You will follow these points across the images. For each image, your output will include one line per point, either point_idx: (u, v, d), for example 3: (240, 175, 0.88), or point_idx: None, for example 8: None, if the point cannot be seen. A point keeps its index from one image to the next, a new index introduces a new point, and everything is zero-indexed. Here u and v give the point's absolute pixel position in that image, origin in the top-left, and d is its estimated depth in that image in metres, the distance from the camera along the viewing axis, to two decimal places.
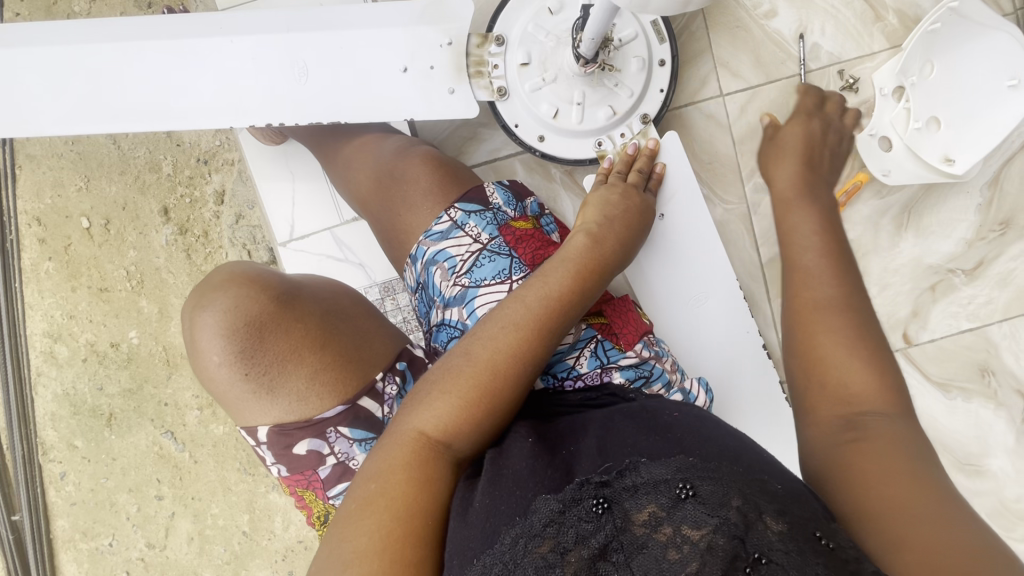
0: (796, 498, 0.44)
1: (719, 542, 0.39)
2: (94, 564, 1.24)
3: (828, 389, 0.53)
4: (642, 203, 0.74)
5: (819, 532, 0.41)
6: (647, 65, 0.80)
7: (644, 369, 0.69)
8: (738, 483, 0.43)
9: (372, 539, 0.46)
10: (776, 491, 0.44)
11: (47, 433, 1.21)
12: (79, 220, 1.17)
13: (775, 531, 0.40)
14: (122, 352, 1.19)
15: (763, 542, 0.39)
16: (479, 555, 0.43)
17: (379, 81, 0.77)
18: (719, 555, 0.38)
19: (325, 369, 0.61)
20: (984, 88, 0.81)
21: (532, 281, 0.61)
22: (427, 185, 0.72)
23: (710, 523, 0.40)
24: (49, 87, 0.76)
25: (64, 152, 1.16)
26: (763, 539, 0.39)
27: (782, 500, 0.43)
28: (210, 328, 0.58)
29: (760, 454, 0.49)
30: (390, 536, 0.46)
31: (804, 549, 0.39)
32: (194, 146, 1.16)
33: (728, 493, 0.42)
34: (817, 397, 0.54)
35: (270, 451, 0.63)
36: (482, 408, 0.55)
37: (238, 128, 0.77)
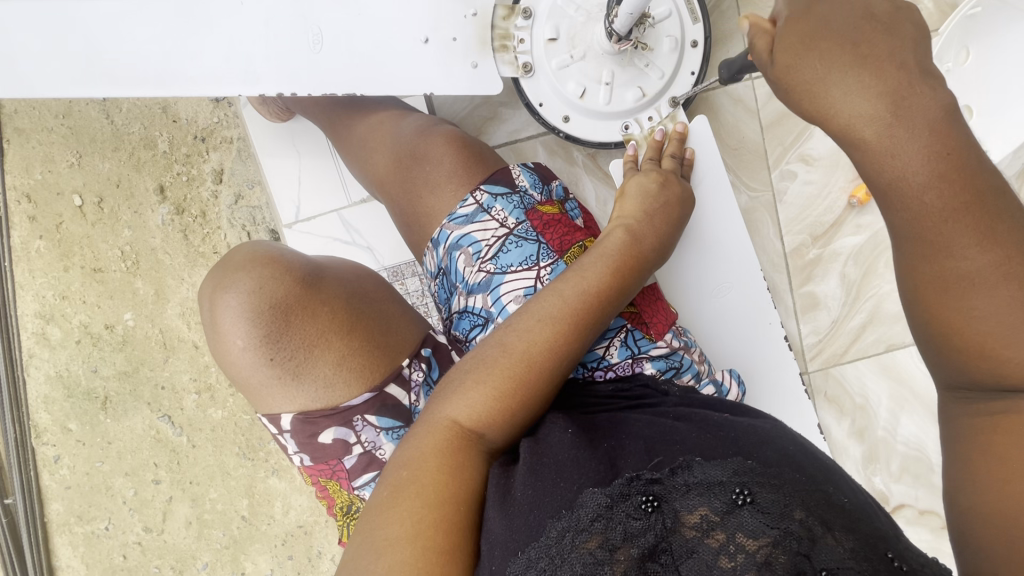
0: (863, 514, 0.44)
1: (778, 556, 0.39)
2: (89, 548, 1.21)
3: (973, 358, 0.41)
4: (680, 192, 0.71)
5: (892, 554, 0.40)
6: (679, 46, 0.77)
7: (675, 359, 0.68)
8: (802, 493, 0.43)
9: (404, 526, 0.45)
10: (843, 505, 0.43)
11: (40, 416, 1.18)
12: (71, 197, 1.12)
13: (845, 548, 0.40)
14: (117, 335, 1.16)
15: (830, 558, 0.39)
16: (523, 549, 0.43)
17: (399, 51, 0.73)
18: (777, 567, 0.38)
19: (352, 355, 0.58)
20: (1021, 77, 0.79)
21: (569, 273, 0.59)
22: (449, 167, 0.69)
23: (769, 535, 0.40)
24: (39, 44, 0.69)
25: (54, 126, 1.10)
26: (828, 552, 0.39)
27: (849, 514, 0.43)
28: (232, 309, 0.56)
29: (824, 463, 0.48)
30: (424, 523, 0.45)
31: (877, 567, 0.39)
32: (192, 122, 1.11)
33: (790, 504, 0.42)
34: (952, 359, 0.42)
35: (293, 440, 0.60)
36: (516, 400, 0.53)
37: (246, 96, 0.73)
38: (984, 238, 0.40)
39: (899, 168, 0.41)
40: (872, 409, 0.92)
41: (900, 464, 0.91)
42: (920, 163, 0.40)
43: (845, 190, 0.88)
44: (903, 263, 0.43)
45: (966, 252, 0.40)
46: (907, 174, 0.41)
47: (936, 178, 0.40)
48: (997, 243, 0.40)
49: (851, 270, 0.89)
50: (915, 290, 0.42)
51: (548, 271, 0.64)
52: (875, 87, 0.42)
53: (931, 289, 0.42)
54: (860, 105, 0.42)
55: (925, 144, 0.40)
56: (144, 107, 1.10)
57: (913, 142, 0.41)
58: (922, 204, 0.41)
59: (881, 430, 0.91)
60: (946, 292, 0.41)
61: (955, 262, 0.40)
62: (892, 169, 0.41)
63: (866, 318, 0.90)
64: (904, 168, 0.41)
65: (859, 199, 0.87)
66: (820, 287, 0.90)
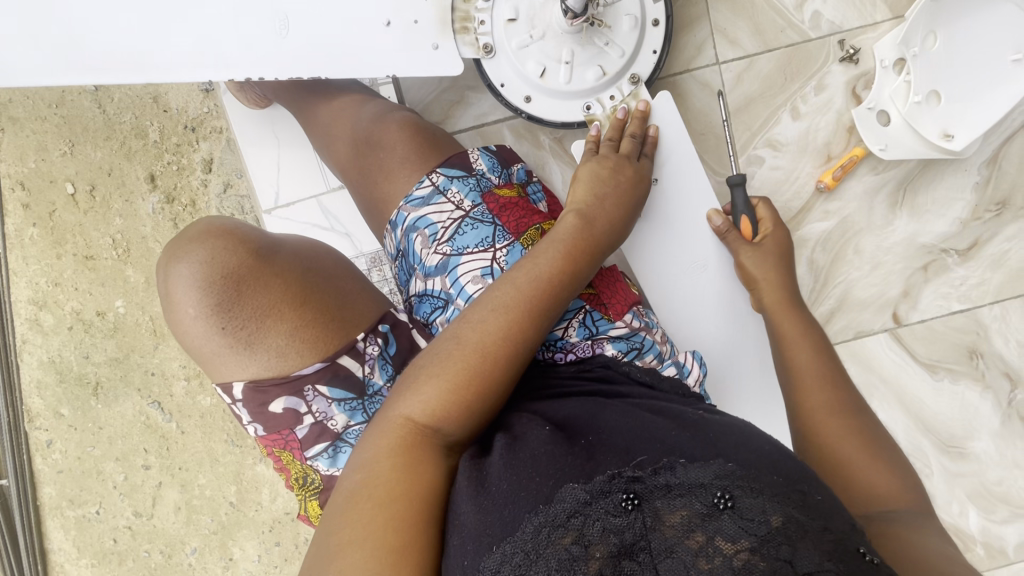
0: (837, 510, 0.45)
1: (757, 561, 0.40)
2: (81, 532, 1.24)
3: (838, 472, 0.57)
4: (635, 174, 0.72)
5: (864, 548, 0.43)
6: (639, 24, 0.77)
7: (636, 341, 0.68)
8: (781, 497, 0.44)
9: (358, 526, 0.46)
10: (817, 502, 0.45)
11: (33, 401, 1.20)
12: (64, 185, 1.14)
13: (822, 552, 0.41)
14: (108, 322, 1.18)
15: (810, 561, 0.40)
16: (499, 543, 0.44)
17: (361, 34, 0.74)
18: (755, 571, 0.40)
19: (305, 326, 0.59)
20: (987, 60, 0.78)
21: (524, 261, 0.59)
22: (405, 151, 0.70)
23: (746, 541, 0.41)
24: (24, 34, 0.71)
25: (47, 115, 1.12)
26: (807, 557, 0.40)
27: (824, 515, 0.44)
28: (184, 280, 0.57)
29: (793, 459, 0.49)
30: (377, 521, 0.46)
31: (853, 568, 0.41)
32: (182, 112, 1.12)
33: (768, 509, 0.42)
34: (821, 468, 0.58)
35: (245, 409, 0.61)
36: (470, 393, 0.54)
37: (218, 82, 0.74)
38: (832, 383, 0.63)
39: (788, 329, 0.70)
40: None
41: None
42: (798, 330, 0.69)
43: (813, 175, 0.88)
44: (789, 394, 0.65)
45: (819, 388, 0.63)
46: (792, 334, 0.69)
47: (805, 340, 0.68)
48: (837, 386, 0.63)
49: (820, 256, 0.90)
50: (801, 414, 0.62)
51: (503, 252, 0.65)
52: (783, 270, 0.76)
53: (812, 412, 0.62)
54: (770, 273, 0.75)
55: (796, 318, 0.71)
56: (134, 97, 1.12)
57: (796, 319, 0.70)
58: (800, 347, 0.67)
59: None
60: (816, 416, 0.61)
61: (814, 391, 0.63)
62: (784, 327, 0.70)
63: (836, 304, 0.90)
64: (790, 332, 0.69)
65: (827, 184, 0.86)
66: None
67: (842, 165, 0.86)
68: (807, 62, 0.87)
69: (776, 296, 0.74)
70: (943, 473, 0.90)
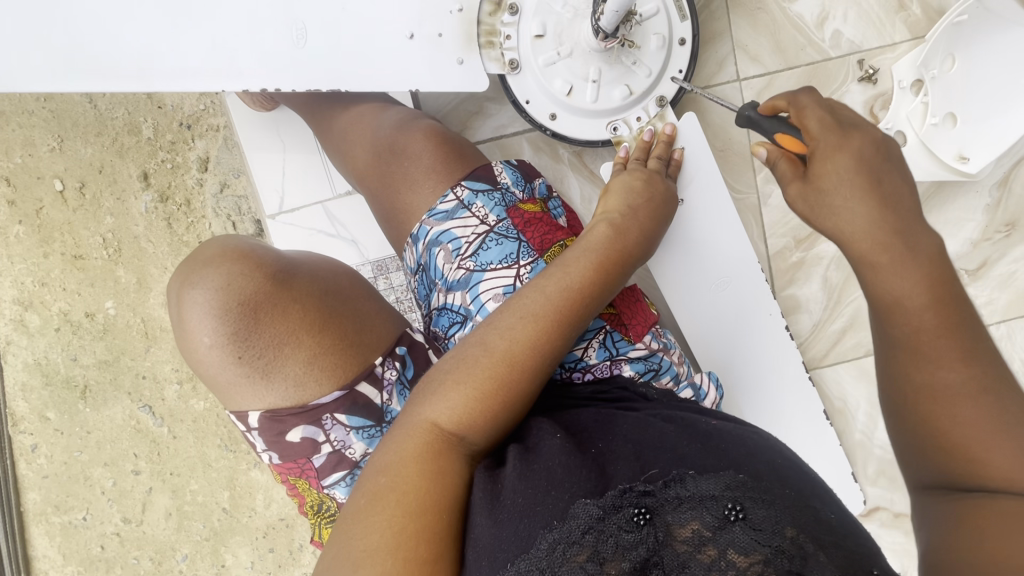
0: (850, 531, 0.41)
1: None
2: (67, 539, 1.19)
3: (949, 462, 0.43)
4: (666, 189, 0.71)
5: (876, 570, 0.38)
6: (667, 44, 0.77)
7: (653, 362, 0.66)
8: (793, 509, 0.41)
9: (383, 536, 0.42)
10: (831, 522, 0.41)
11: (18, 404, 1.16)
12: (52, 182, 1.09)
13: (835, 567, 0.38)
14: (98, 323, 1.13)
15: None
16: (513, 560, 0.40)
17: (383, 46, 0.72)
18: None
19: (323, 354, 0.55)
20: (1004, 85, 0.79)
21: (553, 269, 0.57)
22: (429, 163, 0.68)
23: (760, 553, 0.38)
24: (19, 35, 0.67)
25: (35, 109, 1.08)
26: (819, 571, 0.37)
27: (837, 532, 0.40)
28: (199, 306, 0.53)
29: (804, 472, 0.45)
30: (405, 532, 0.42)
31: None
32: (177, 109, 1.08)
33: (782, 520, 0.40)
34: (941, 473, 0.44)
35: (261, 438, 0.57)
36: (499, 401, 0.50)
37: (230, 92, 0.71)
38: (967, 356, 0.44)
39: (898, 288, 0.47)
40: (851, 412, 0.93)
41: (877, 467, 0.93)
42: (918, 289, 0.46)
43: None
44: (893, 370, 0.47)
45: (951, 367, 0.44)
46: (909, 295, 0.46)
47: (926, 304, 0.46)
48: (973, 362, 0.44)
49: (833, 274, 0.91)
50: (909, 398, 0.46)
51: (528, 270, 0.63)
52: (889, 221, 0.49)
53: (923, 397, 0.45)
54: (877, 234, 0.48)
55: (919, 271, 0.47)
56: (128, 93, 1.08)
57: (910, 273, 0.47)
58: (915, 316, 0.46)
59: (858, 434, 0.93)
60: (933, 404, 0.44)
61: (941, 371, 0.44)
62: (893, 287, 0.47)
63: (846, 322, 0.91)
64: (902, 290, 0.47)
65: None
66: (802, 289, 0.91)
67: None
68: (827, 79, 0.87)
69: (875, 245, 0.48)
70: None
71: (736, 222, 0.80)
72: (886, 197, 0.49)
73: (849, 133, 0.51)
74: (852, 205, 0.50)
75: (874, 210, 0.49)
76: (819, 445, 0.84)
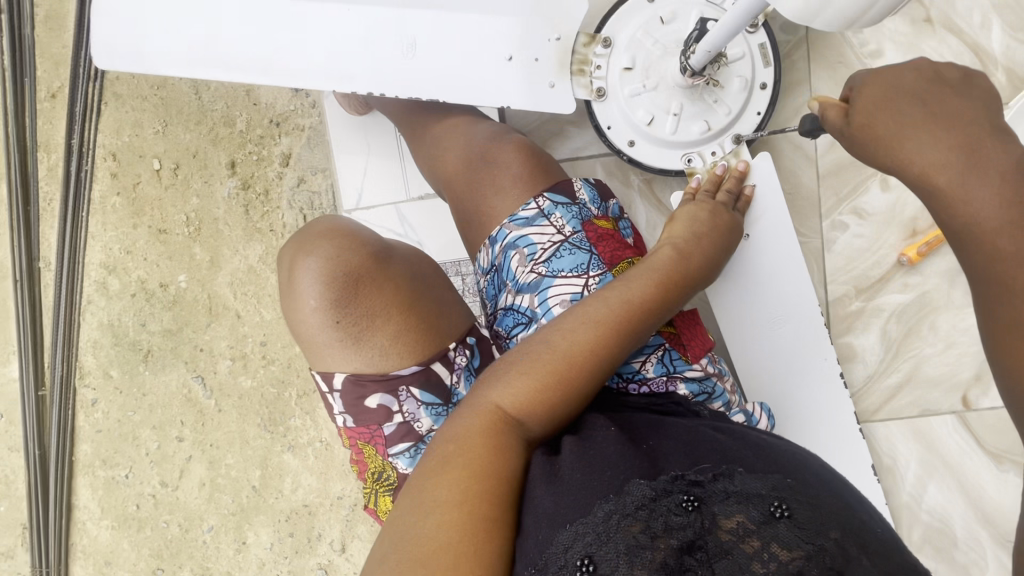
0: (896, 547, 0.41)
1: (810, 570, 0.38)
2: (107, 493, 1.26)
3: None
4: (731, 221, 0.74)
5: None
6: (749, 86, 0.81)
7: (708, 385, 0.68)
8: (839, 516, 0.41)
9: (450, 493, 0.45)
10: (876, 535, 0.41)
11: (86, 358, 1.24)
12: (150, 161, 1.21)
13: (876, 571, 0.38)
14: (169, 294, 1.23)
15: None
16: (571, 523, 0.42)
17: (483, 64, 0.79)
18: None
19: (409, 330, 0.60)
20: None
21: (616, 281, 0.60)
22: (516, 173, 0.74)
23: (803, 550, 0.39)
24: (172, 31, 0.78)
25: (147, 95, 1.20)
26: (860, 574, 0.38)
27: (882, 545, 0.41)
28: (308, 272, 0.58)
29: (855, 494, 0.45)
30: (469, 493, 0.45)
31: None
32: (270, 107, 1.19)
33: (827, 523, 0.40)
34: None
35: (340, 400, 0.61)
36: (560, 395, 0.53)
37: (340, 92, 0.79)
38: None
39: (968, 205, 0.43)
40: (899, 472, 0.90)
41: (923, 534, 0.89)
42: (992, 207, 0.42)
43: (896, 247, 0.90)
44: (983, 308, 0.43)
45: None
46: (976, 216, 0.43)
47: (1005, 224, 0.41)
48: None
49: (893, 328, 0.90)
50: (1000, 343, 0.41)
51: (596, 281, 0.67)
52: (949, 139, 0.46)
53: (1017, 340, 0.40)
54: (934, 153, 0.46)
55: (997, 190, 0.42)
56: (230, 89, 1.20)
57: (981, 189, 0.43)
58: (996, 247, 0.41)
59: (905, 496, 0.90)
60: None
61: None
62: (961, 209, 0.44)
63: (903, 378, 0.90)
64: (970, 209, 0.43)
65: (910, 258, 0.88)
66: (859, 339, 0.91)
67: (927, 241, 0.88)
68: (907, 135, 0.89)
69: (938, 163, 0.46)
70: (1000, 569, 0.87)
71: (801, 263, 0.81)
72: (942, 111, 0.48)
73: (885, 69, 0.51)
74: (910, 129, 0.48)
75: (932, 129, 0.47)
76: (863, 499, 0.83)
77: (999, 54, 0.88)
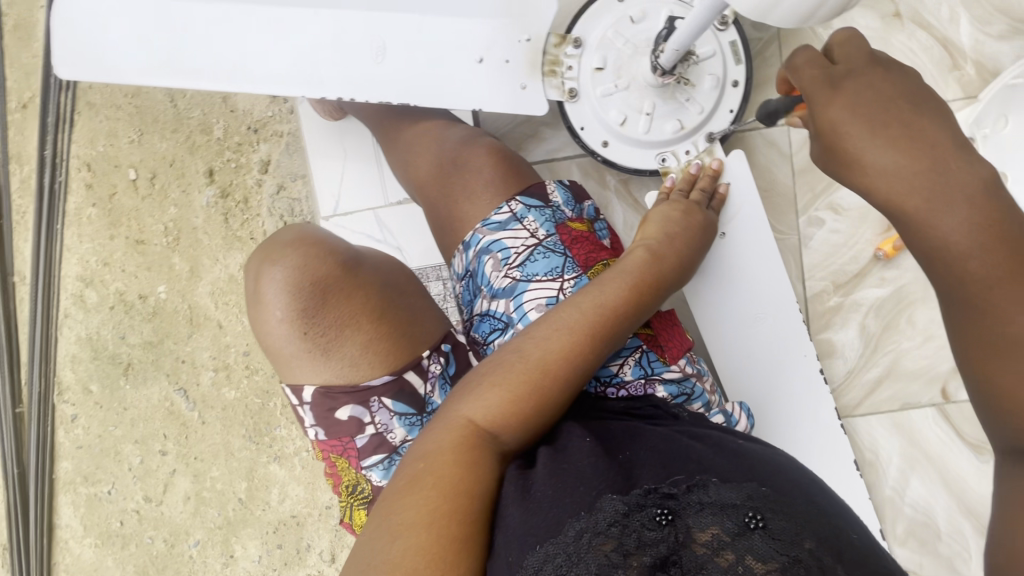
0: (873, 553, 0.40)
1: None
2: (90, 510, 1.23)
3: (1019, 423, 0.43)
4: (704, 220, 0.73)
5: None
6: (720, 84, 0.81)
7: (687, 386, 0.67)
8: (814, 524, 0.41)
9: (419, 513, 0.44)
10: (853, 541, 0.40)
11: (65, 374, 1.21)
12: (127, 171, 1.19)
13: None
14: (149, 305, 1.20)
15: None
16: (540, 544, 0.41)
17: (453, 67, 0.78)
18: None
19: (379, 340, 0.59)
20: None
21: (589, 288, 0.59)
22: (489, 177, 0.73)
23: (777, 561, 0.38)
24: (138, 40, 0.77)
25: (122, 104, 1.18)
26: None
27: (860, 551, 0.40)
28: (274, 282, 0.57)
29: (831, 499, 0.45)
30: (439, 511, 0.44)
31: None
32: (247, 114, 1.17)
33: (801, 532, 0.40)
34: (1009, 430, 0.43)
35: (311, 413, 0.60)
36: (533, 405, 0.52)
37: (309, 98, 0.78)
38: None
39: (942, 235, 0.44)
40: (882, 466, 0.90)
41: (907, 528, 0.89)
42: (963, 234, 0.43)
43: (872, 242, 0.90)
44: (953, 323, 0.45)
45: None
46: (949, 243, 0.44)
47: (975, 251, 0.43)
48: None
49: (871, 323, 0.90)
50: (967, 352, 0.44)
51: (571, 284, 0.66)
52: (911, 165, 0.45)
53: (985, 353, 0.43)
54: (899, 181, 0.45)
55: (970, 216, 0.43)
56: (205, 96, 1.18)
57: (951, 215, 0.44)
58: (971, 270, 0.43)
59: (888, 490, 0.90)
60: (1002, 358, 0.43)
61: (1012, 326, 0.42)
62: (936, 238, 0.44)
63: (883, 372, 0.90)
64: (945, 237, 0.44)
65: (885, 252, 0.88)
66: (838, 335, 0.91)
67: None
68: None
69: (907, 189, 0.45)
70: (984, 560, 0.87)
71: (777, 261, 0.81)
72: (901, 136, 0.46)
73: (853, 73, 0.48)
74: (872, 156, 0.46)
75: (896, 154, 0.46)
76: (846, 494, 0.83)
77: (968, 48, 0.89)
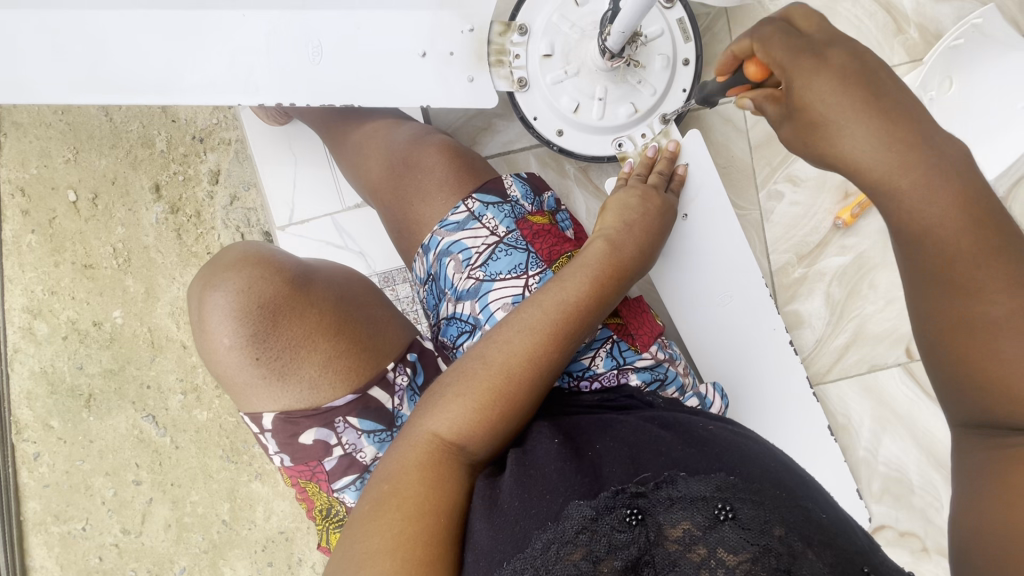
0: (843, 530, 0.41)
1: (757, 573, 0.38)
2: (65, 549, 1.17)
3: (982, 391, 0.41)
4: (663, 203, 0.72)
5: (866, 567, 0.38)
6: (671, 63, 0.80)
7: (660, 372, 0.66)
8: (782, 509, 0.41)
9: (384, 538, 0.42)
10: (822, 521, 0.41)
11: (22, 412, 1.15)
12: (65, 193, 1.11)
13: (825, 563, 0.38)
14: (104, 332, 1.14)
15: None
16: (510, 559, 0.41)
17: (396, 63, 0.75)
18: None
19: (338, 358, 0.56)
20: (987, 113, 0.85)
21: (549, 284, 0.58)
22: (442, 175, 0.70)
23: (747, 552, 0.39)
24: (55, 54, 0.71)
25: (52, 122, 1.10)
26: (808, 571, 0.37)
27: (827, 531, 0.40)
28: (219, 308, 0.54)
29: (801, 478, 0.45)
30: (404, 536, 0.43)
31: None
32: (190, 123, 1.11)
33: (771, 519, 0.40)
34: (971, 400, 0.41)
35: (274, 439, 0.58)
36: (499, 413, 0.51)
37: (246, 107, 0.74)
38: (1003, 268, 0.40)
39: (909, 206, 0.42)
40: (855, 428, 0.93)
41: (883, 484, 0.92)
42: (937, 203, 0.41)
43: (830, 211, 0.91)
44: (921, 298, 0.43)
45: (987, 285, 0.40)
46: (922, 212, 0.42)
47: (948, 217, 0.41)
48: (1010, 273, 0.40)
49: (836, 291, 0.92)
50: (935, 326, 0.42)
51: (536, 280, 0.64)
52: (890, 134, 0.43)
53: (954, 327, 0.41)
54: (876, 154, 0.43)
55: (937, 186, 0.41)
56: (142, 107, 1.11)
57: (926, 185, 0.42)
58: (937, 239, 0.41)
59: (863, 450, 0.92)
60: (963, 329, 0.41)
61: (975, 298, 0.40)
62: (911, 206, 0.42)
63: (850, 337, 0.92)
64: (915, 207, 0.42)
65: (844, 220, 0.89)
66: (805, 305, 0.92)
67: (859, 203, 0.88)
68: None
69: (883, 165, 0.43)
70: None
71: (740, 237, 0.81)
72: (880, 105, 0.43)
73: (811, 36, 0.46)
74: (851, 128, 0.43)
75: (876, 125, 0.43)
76: (824, 459, 0.84)
77: (911, 11, 0.89)
